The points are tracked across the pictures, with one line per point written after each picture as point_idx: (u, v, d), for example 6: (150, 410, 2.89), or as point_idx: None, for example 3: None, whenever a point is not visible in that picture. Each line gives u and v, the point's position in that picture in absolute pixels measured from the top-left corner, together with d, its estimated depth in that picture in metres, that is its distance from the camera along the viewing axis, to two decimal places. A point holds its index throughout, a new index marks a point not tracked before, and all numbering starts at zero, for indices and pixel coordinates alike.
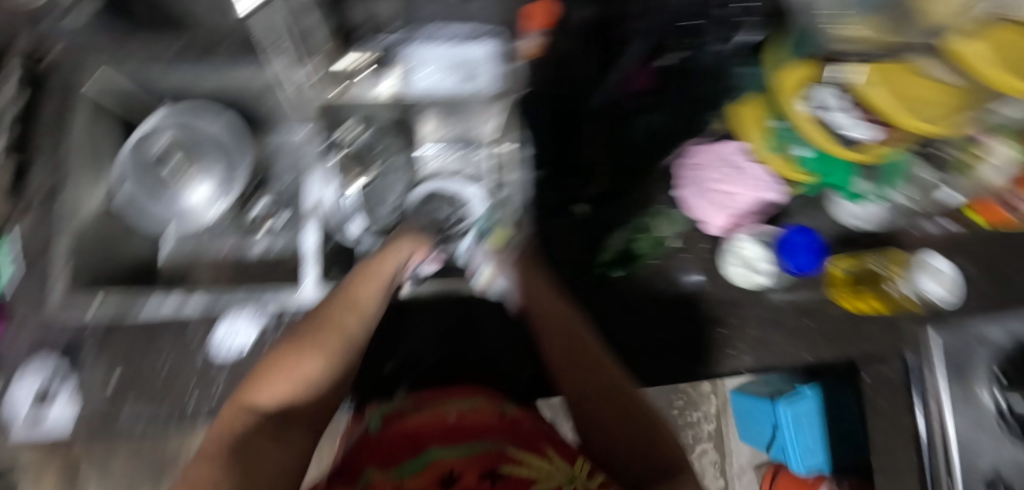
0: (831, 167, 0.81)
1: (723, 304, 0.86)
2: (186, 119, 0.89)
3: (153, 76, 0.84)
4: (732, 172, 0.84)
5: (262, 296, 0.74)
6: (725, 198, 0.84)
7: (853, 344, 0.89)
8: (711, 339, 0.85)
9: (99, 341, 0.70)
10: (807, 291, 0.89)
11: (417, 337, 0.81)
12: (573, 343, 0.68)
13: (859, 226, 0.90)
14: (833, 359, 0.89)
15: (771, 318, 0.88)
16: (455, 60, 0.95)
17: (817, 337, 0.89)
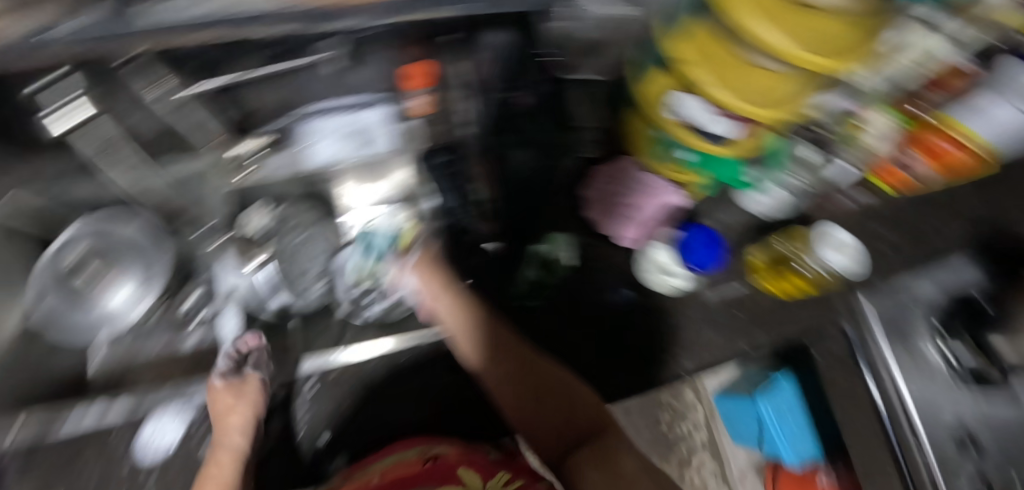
0: (716, 165, 0.83)
1: (651, 313, 0.95)
2: (102, 227, 0.83)
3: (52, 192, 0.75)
4: (635, 186, 0.91)
5: (188, 392, 0.87)
6: (631, 211, 0.91)
7: (777, 326, 0.96)
8: (622, 346, 0.95)
9: (20, 466, 0.81)
10: (727, 286, 0.96)
11: (358, 418, 0.92)
12: (506, 357, 0.72)
13: (765, 214, 0.97)
14: (764, 341, 0.96)
15: (704, 318, 0.95)
16: (352, 127, 0.79)
17: (747, 326, 0.96)
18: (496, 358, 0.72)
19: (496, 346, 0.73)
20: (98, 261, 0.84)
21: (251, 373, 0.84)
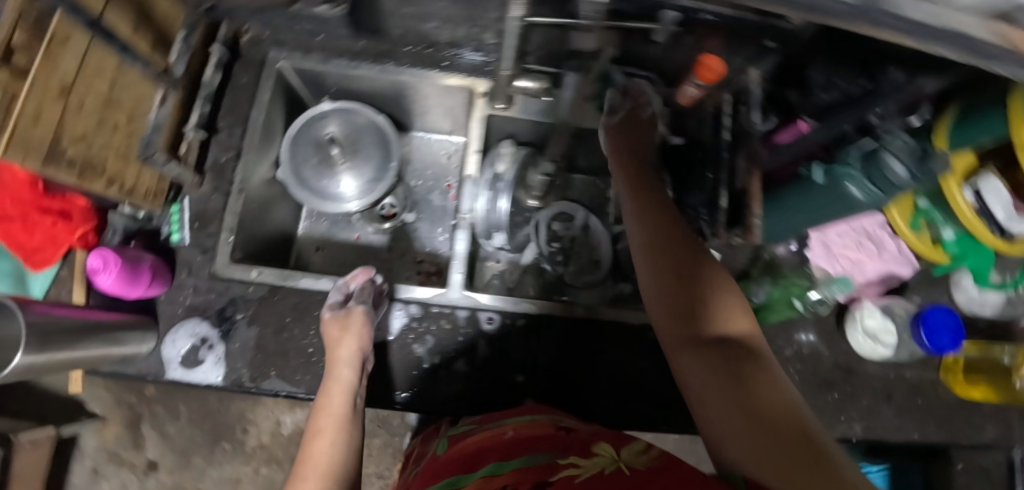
0: (974, 248, 0.73)
1: (836, 371, 0.85)
2: (350, 111, 0.80)
3: (337, 66, 0.77)
4: (874, 248, 0.82)
5: (411, 298, 0.73)
6: (852, 264, 0.82)
7: (965, 434, 0.85)
8: (827, 402, 0.85)
9: (253, 312, 0.68)
10: (921, 369, 0.86)
11: (547, 356, 0.72)
12: (682, 261, 0.52)
13: (977, 313, 0.86)
14: (942, 444, 0.85)
15: (882, 394, 0.85)
16: None
17: (928, 420, 0.85)
18: (668, 273, 0.52)
19: (673, 234, 0.54)
20: (341, 144, 0.79)
21: (357, 307, 0.66)
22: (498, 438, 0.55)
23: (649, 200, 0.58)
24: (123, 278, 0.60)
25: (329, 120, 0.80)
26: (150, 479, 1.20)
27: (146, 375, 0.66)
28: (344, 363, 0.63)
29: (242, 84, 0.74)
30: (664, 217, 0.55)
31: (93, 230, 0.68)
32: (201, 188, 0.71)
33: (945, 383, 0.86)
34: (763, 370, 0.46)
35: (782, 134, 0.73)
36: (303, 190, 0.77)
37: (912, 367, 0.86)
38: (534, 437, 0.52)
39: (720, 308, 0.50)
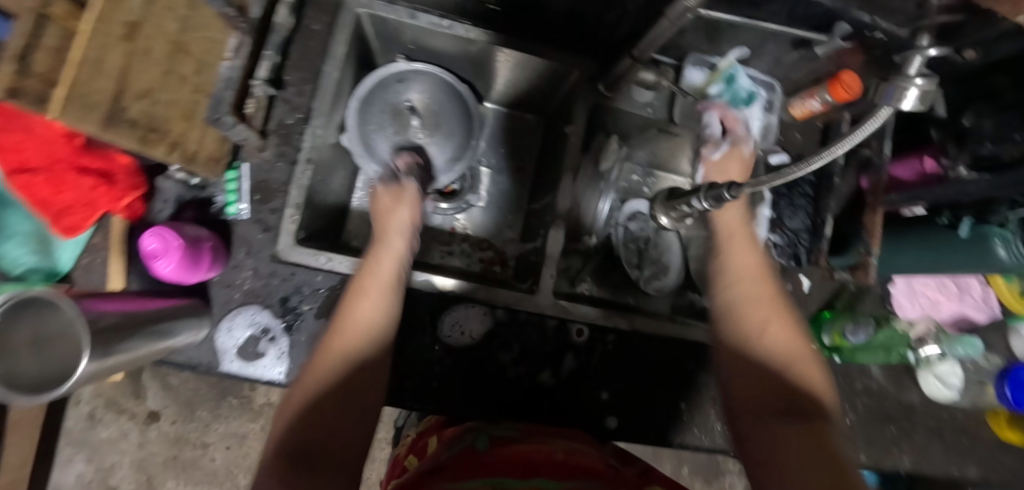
0: None
1: (900, 402, 0.83)
2: (428, 81, 0.72)
3: (424, 23, 0.68)
4: (956, 293, 0.84)
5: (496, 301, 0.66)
6: (931, 303, 0.83)
7: (1006, 476, 0.85)
8: (885, 436, 0.82)
9: (320, 305, 0.61)
10: (975, 408, 0.85)
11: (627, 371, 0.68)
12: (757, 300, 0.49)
13: None
14: (984, 482, 0.85)
15: (936, 429, 0.84)
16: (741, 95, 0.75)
17: (976, 458, 0.84)
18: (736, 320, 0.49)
19: (753, 274, 0.51)
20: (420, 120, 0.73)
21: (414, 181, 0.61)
22: (551, 456, 0.48)
23: (735, 231, 0.55)
24: (185, 263, 0.51)
25: (410, 88, 0.72)
26: (152, 430, 1.01)
27: (194, 364, 0.58)
28: (387, 291, 0.50)
29: (320, 34, 0.64)
30: (749, 258, 0.53)
31: (142, 198, 0.58)
32: (264, 153, 0.61)
33: (986, 422, 0.85)
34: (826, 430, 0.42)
35: (899, 167, 0.76)
36: (372, 161, 0.67)
37: (965, 406, 0.85)
38: (587, 468, 0.47)
39: (792, 356, 0.46)
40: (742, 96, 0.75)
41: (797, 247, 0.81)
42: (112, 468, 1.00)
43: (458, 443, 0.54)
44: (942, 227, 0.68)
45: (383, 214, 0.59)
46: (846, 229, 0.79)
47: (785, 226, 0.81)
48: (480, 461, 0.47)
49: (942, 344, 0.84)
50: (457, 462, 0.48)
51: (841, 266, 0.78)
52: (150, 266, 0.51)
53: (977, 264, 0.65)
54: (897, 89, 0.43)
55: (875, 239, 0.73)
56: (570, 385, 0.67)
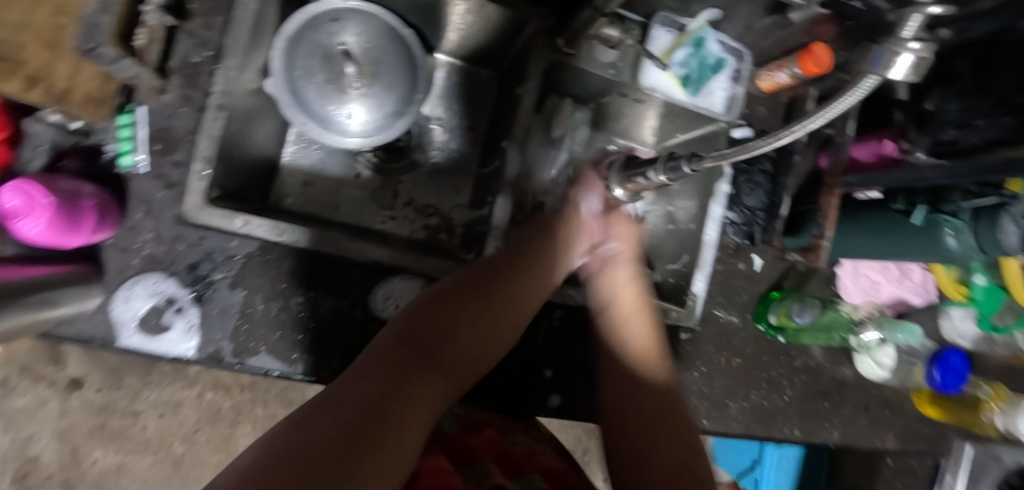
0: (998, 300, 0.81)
1: (835, 378, 0.85)
2: (371, 24, 0.64)
3: None
4: (898, 277, 0.86)
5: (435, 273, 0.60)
6: (872, 285, 0.84)
7: (920, 447, 0.90)
8: (819, 411, 0.84)
9: (233, 274, 0.54)
10: (902, 385, 0.88)
11: (573, 347, 0.66)
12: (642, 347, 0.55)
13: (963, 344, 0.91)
14: (901, 454, 0.90)
15: (865, 404, 0.87)
16: (708, 62, 0.72)
17: (895, 431, 0.89)
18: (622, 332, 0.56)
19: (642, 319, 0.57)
20: (358, 66, 0.63)
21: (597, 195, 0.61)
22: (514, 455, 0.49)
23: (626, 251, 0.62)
24: (60, 223, 0.43)
25: (344, 32, 0.63)
26: (75, 398, 0.90)
27: (80, 338, 0.51)
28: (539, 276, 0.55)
29: None
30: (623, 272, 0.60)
31: (8, 142, 0.48)
32: (164, 97, 0.52)
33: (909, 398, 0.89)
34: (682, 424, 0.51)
35: (860, 148, 0.75)
36: (302, 112, 0.60)
37: (893, 384, 0.88)
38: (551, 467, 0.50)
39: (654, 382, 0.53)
40: (709, 62, 0.72)
41: (753, 226, 0.79)
42: (30, 439, 0.89)
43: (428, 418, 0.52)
44: (895, 212, 0.66)
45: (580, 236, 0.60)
46: (803, 206, 0.78)
47: (743, 204, 0.79)
48: (466, 457, 0.47)
49: (884, 329, 0.85)
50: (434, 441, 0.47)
51: (795, 247, 0.77)
52: (14, 227, 0.43)
53: (928, 252, 0.64)
54: (888, 55, 0.32)
55: (830, 221, 0.71)
56: (514, 363, 0.63)
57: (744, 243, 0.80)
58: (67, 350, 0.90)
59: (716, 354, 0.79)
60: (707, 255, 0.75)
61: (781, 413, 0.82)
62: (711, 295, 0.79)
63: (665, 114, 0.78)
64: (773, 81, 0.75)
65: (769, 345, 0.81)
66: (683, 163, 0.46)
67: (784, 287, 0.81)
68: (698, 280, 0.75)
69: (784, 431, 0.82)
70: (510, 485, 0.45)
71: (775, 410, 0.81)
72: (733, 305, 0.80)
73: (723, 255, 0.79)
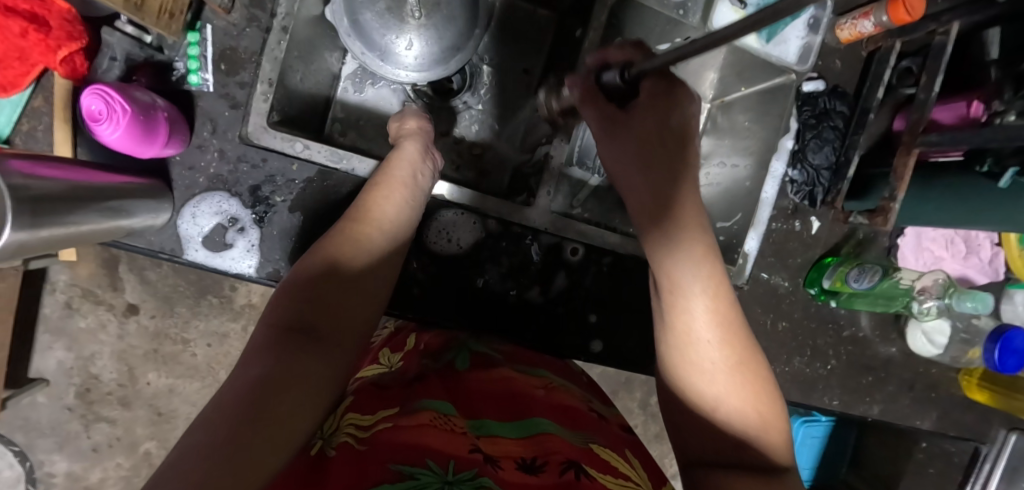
0: None
1: (883, 350, 0.82)
2: None
3: None
4: (963, 252, 0.80)
5: (487, 211, 0.60)
6: (934, 260, 0.80)
7: (964, 432, 0.86)
8: (860, 384, 0.82)
9: (290, 200, 0.55)
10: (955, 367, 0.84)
11: (622, 297, 0.65)
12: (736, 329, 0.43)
13: None
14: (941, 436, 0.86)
15: (911, 382, 0.84)
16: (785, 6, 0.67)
17: (940, 414, 0.85)
18: (674, 258, 0.44)
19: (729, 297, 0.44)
20: None
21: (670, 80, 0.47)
22: (528, 393, 0.46)
23: (650, 125, 0.46)
24: (135, 131, 0.44)
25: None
26: (131, 323, 0.90)
27: (148, 249, 0.53)
28: (386, 227, 0.50)
29: None
30: (634, 162, 0.47)
31: (83, 51, 0.50)
32: (230, 16, 0.52)
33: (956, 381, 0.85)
34: (750, 372, 0.42)
35: (941, 111, 0.69)
36: (359, 42, 0.59)
37: (942, 363, 0.83)
38: (568, 407, 0.46)
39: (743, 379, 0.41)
40: None
41: (815, 186, 0.75)
42: (93, 357, 0.90)
43: (438, 353, 0.52)
44: (978, 177, 0.60)
45: (408, 158, 0.53)
46: (872, 169, 0.73)
47: (807, 161, 0.75)
48: (469, 392, 0.45)
49: (949, 298, 0.76)
50: (435, 380, 0.46)
51: (858, 210, 0.74)
52: (94, 130, 0.43)
53: (1008, 218, 0.60)
54: None
55: (903, 183, 0.66)
56: (557, 310, 0.63)
57: (801, 204, 0.77)
58: (123, 277, 0.89)
59: (762, 314, 0.77)
60: (762, 213, 0.72)
61: (820, 381, 0.80)
62: (763, 255, 0.76)
63: (732, 65, 0.74)
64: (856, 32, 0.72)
65: (815, 311, 0.79)
66: (612, 69, 0.45)
67: (840, 254, 0.78)
68: (750, 239, 0.73)
69: (823, 399, 0.80)
70: (513, 433, 0.41)
71: (815, 376, 0.79)
72: (783, 268, 0.77)
73: (780, 215, 0.76)
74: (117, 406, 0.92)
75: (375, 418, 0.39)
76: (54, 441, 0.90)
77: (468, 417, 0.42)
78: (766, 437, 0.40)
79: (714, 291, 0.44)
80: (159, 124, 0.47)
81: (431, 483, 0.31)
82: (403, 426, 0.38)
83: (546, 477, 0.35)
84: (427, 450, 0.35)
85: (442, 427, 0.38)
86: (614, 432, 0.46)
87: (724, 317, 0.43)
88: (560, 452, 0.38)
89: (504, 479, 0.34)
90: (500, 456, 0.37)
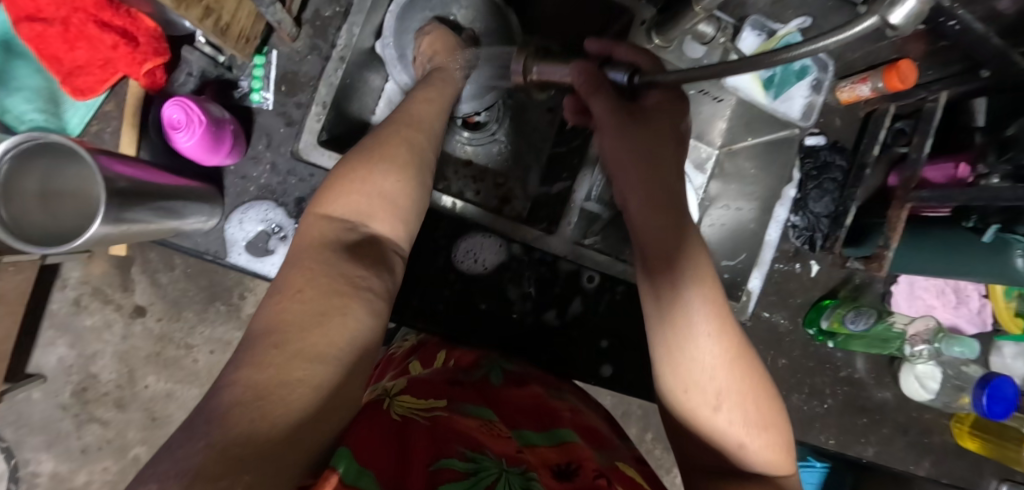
0: None
1: (877, 394, 0.85)
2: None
3: None
4: (953, 301, 0.84)
5: (515, 236, 0.64)
6: (926, 307, 0.84)
7: (957, 479, 0.89)
8: (855, 425, 0.85)
9: None
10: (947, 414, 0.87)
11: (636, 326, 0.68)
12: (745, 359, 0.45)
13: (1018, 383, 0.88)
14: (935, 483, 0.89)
15: (904, 426, 0.87)
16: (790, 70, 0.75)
17: (933, 460, 0.88)
18: (678, 258, 0.46)
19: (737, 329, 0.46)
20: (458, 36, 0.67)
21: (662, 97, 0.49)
22: (556, 412, 0.48)
23: (660, 126, 0.49)
24: (207, 141, 0.48)
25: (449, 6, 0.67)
26: (138, 325, 0.92)
27: (197, 250, 0.57)
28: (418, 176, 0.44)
29: None
30: (634, 159, 0.49)
31: (164, 66, 0.55)
32: (295, 43, 0.58)
33: (947, 428, 0.88)
34: (748, 377, 0.44)
35: (931, 171, 0.75)
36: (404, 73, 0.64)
37: (934, 408, 0.86)
38: (591, 429, 0.48)
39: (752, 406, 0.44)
40: (794, 68, 0.75)
41: (815, 232, 0.80)
42: (94, 356, 0.91)
43: (471, 369, 0.54)
44: (964, 230, 0.67)
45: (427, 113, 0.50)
46: (869, 219, 0.79)
47: (809, 209, 0.80)
48: (504, 404, 0.48)
49: (939, 342, 0.78)
50: (475, 390, 0.49)
51: (856, 255, 0.78)
52: (171, 137, 0.48)
53: (995, 271, 0.64)
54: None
55: (897, 233, 0.71)
56: (575, 333, 0.67)
57: (801, 250, 0.82)
58: (135, 277, 0.91)
59: (763, 351, 0.81)
60: (766, 254, 0.78)
61: (817, 421, 0.83)
62: (765, 294, 0.81)
63: (740, 116, 0.78)
64: (856, 95, 0.78)
65: (813, 352, 0.83)
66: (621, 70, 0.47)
67: (837, 296, 0.83)
68: (754, 278, 0.77)
69: (819, 438, 0.83)
70: (549, 443, 0.43)
71: (811, 416, 0.83)
72: (782, 309, 0.81)
73: (781, 258, 0.81)
74: (113, 407, 0.92)
75: (427, 404, 0.41)
76: (44, 439, 0.91)
77: (507, 425, 0.44)
78: (763, 445, 0.43)
79: (712, 296, 0.45)
80: (225, 136, 0.51)
81: (490, 467, 0.34)
82: (457, 420, 0.40)
83: (580, 480, 0.38)
84: (483, 444, 0.37)
85: (488, 430, 0.40)
86: (631, 458, 0.48)
87: (723, 320, 0.45)
88: (591, 462, 0.40)
89: (544, 483, 0.36)
90: (538, 461, 0.40)
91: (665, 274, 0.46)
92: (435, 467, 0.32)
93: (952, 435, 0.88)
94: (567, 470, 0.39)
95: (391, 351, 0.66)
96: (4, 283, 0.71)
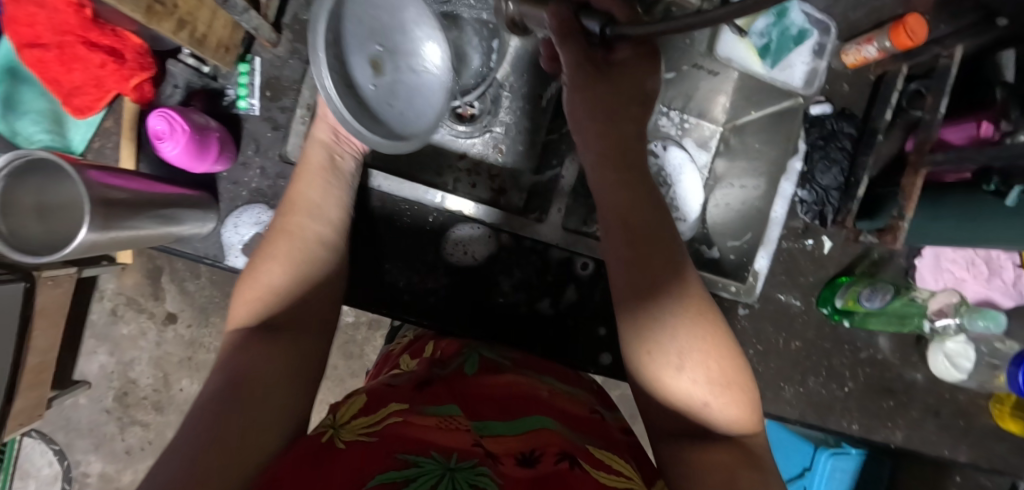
0: None
1: (904, 375, 0.81)
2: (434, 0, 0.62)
3: None
4: (984, 273, 0.78)
5: (501, 227, 0.64)
6: (955, 280, 0.79)
7: (999, 462, 0.84)
8: (881, 408, 0.81)
9: None
10: (984, 393, 0.82)
11: None
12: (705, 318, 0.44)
13: None
14: (975, 467, 0.84)
15: (936, 408, 0.82)
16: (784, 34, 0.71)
17: (970, 444, 0.83)
18: (633, 222, 0.47)
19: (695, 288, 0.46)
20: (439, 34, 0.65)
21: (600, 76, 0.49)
22: (531, 395, 0.48)
23: (626, 79, 0.47)
24: (192, 149, 0.50)
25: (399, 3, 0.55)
26: (169, 331, 0.96)
27: (196, 255, 0.59)
28: (317, 213, 0.52)
29: None
30: (597, 112, 0.48)
31: (150, 80, 0.57)
32: (276, 49, 0.59)
33: (985, 408, 0.83)
34: (710, 337, 0.44)
35: (950, 130, 0.69)
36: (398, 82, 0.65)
37: (969, 388, 0.82)
38: (572, 412, 0.48)
39: (714, 361, 0.43)
40: (792, 33, 0.71)
41: (825, 206, 0.77)
42: (131, 362, 0.96)
43: (448, 361, 0.55)
44: (986, 194, 0.61)
45: (326, 140, 0.56)
46: (882, 190, 0.75)
47: (816, 182, 0.77)
48: (476, 394, 0.48)
49: (962, 317, 0.74)
50: (445, 384, 0.49)
51: (869, 229, 0.74)
52: (158, 147, 0.50)
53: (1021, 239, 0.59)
54: None
55: (912, 202, 0.66)
56: (572, 323, 0.67)
57: (812, 225, 0.78)
58: (165, 285, 0.95)
59: (775, 334, 0.78)
60: (772, 233, 0.74)
61: (838, 405, 0.80)
62: (774, 274, 0.78)
63: (740, 89, 0.75)
64: (863, 57, 0.74)
65: (830, 332, 0.79)
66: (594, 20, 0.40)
67: (854, 273, 0.79)
68: (761, 257, 0.74)
69: (841, 422, 0.80)
70: (512, 433, 0.42)
71: (831, 400, 0.79)
72: (794, 289, 0.79)
73: (790, 236, 0.78)
74: (151, 410, 0.97)
75: (379, 415, 0.41)
76: (92, 442, 0.96)
77: (473, 418, 0.44)
78: (728, 405, 0.42)
79: (675, 263, 0.46)
80: (212, 143, 0.53)
81: (434, 469, 0.33)
82: (411, 424, 0.40)
83: (542, 466, 0.38)
84: (434, 446, 0.37)
85: (444, 430, 0.40)
86: (614, 434, 0.47)
87: (684, 282, 0.45)
88: (556, 446, 0.40)
89: (502, 473, 0.36)
90: (500, 452, 0.39)
91: (626, 236, 0.47)
92: (371, 481, 0.32)
93: (993, 416, 0.83)
94: (528, 454, 0.39)
95: (391, 348, 0.67)
96: (46, 297, 0.73)
